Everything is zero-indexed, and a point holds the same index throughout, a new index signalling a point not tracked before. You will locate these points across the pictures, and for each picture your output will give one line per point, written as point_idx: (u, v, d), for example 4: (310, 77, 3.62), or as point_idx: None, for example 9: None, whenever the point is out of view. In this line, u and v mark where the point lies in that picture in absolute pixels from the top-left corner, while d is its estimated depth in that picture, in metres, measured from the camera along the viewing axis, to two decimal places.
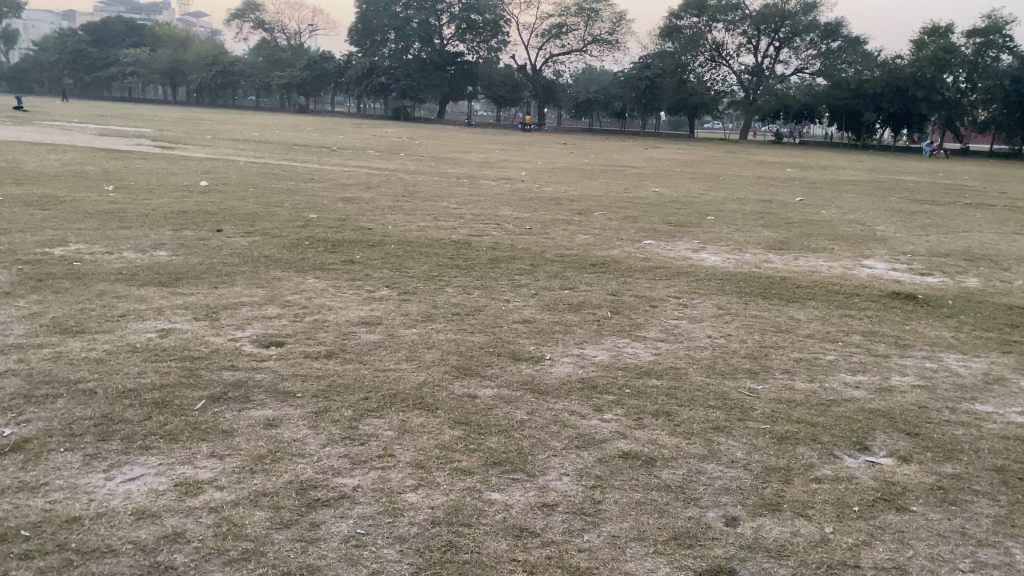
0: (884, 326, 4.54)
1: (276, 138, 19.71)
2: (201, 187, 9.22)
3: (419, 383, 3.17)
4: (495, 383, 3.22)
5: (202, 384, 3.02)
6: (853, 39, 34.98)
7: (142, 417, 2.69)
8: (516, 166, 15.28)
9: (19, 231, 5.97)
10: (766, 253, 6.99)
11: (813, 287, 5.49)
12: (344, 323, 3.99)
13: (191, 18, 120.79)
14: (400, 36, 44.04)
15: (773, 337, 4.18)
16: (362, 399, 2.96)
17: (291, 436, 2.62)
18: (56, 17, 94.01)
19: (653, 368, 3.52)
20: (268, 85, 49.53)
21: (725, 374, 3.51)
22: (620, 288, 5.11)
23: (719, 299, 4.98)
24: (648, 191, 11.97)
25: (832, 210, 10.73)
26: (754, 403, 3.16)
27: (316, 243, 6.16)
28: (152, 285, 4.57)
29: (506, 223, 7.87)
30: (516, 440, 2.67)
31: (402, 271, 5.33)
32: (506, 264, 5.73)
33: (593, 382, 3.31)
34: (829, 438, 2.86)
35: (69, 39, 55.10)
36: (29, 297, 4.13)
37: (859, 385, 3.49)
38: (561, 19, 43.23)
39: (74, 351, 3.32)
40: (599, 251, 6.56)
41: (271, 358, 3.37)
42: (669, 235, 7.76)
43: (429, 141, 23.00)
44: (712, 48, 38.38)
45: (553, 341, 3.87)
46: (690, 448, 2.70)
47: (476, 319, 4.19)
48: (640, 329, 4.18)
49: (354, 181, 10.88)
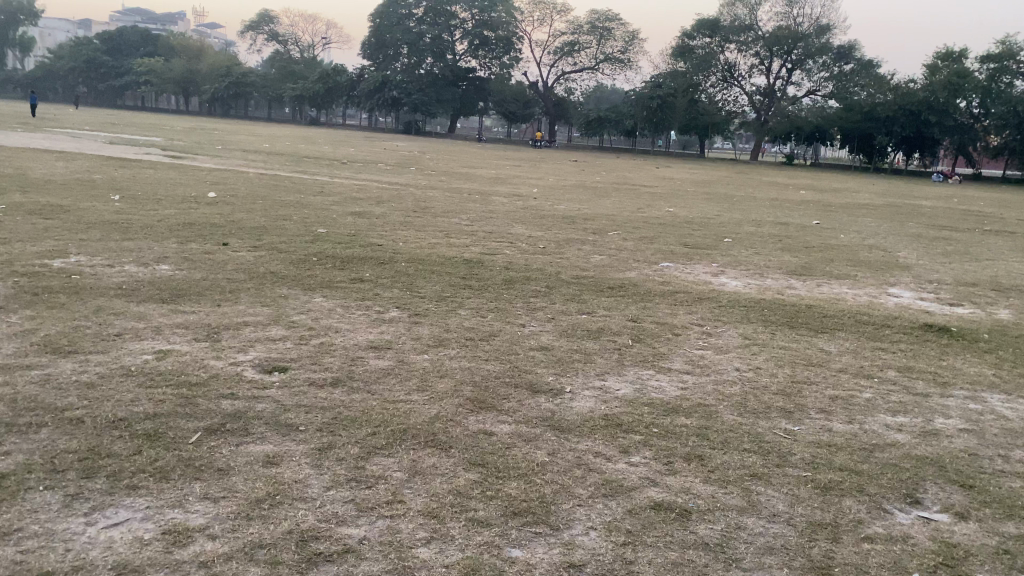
0: (920, 361, 4.30)
1: (287, 150, 19.57)
2: (209, 198, 9.06)
3: (433, 417, 2.94)
4: (511, 418, 2.99)
5: (199, 414, 2.81)
6: (865, 63, 34.77)
7: (130, 452, 2.47)
8: (528, 183, 15.11)
9: (20, 241, 5.78)
10: (788, 279, 6.77)
11: (841, 317, 5.25)
12: (353, 347, 3.77)
13: (208, 28, 122.09)
14: (413, 51, 44.21)
15: (804, 371, 3.95)
16: (370, 435, 2.74)
17: (292, 476, 2.41)
18: (72, 25, 95.28)
19: (681, 404, 3.30)
20: (280, 97, 49.59)
21: (757, 413, 3.28)
22: (640, 313, 4.89)
23: (744, 328, 4.75)
24: (662, 211, 11.79)
25: (851, 235, 10.50)
26: (792, 446, 2.94)
27: (324, 259, 5.96)
28: (152, 301, 4.38)
29: (519, 241, 7.68)
30: (539, 486, 2.45)
31: (413, 291, 5.12)
32: (521, 285, 5.51)
33: (616, 419, 3.08)
34: (876, 489, 2.63)
35: (83, 47, 55.27)
36: (23, 312, 3.93)
37: (900, 428, 3.25)
38: (573, 37, 43.25)
39: (64, 373, 3.12)
40: (617, 273, 6.36)
41: (274, 385, 3.16)
42: (687, 258, 7.53)
43: (441, 156, 22.87)
44: (724, 68, 38.10)
45: (573, 371, 3.64)
46: (727, 498, 2.48)
47: (491, 345, 3.97)
48: (664, 360, 3.95)
49: (364, 195, 10.70)
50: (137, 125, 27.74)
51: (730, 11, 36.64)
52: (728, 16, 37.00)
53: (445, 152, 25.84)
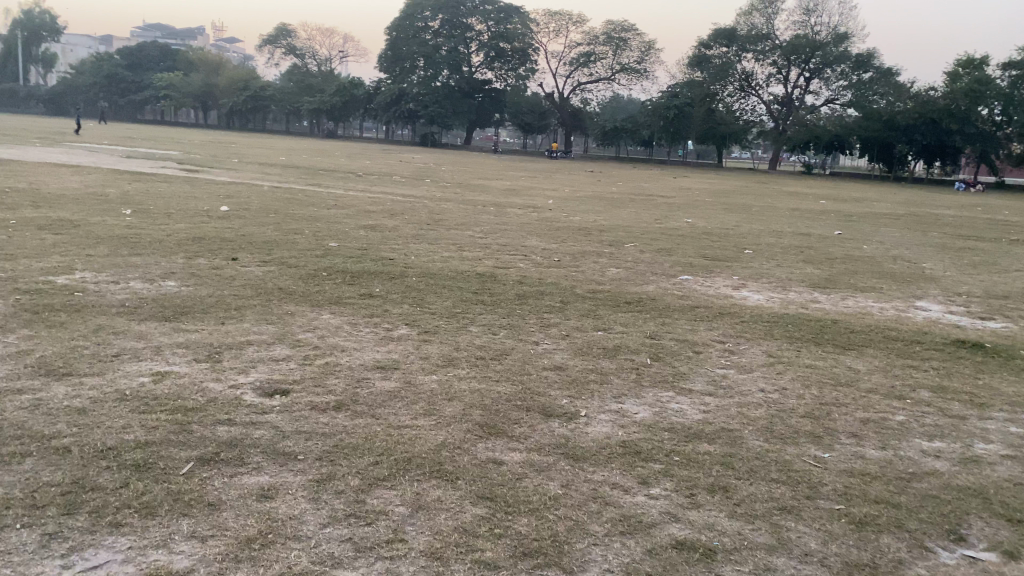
0: (953, 380, 4.09)
1: (303, 163, 19.54)
2: (222, 212, 8.99)
3: (439, 444, 2.78)
4: (523, 445, 2.82)
5: (191, 442, 2.65)
6: (885, 70, 34.18)
7: (116, 484, 2.33)
8: (544, 195, 14.94)
9: (26, 257, 5.70)
10: (812, 292, 6.56)
11: (869, 333, 5.04)
12: (358, 368, 3.63)
13: (228, 43, 123.48)
14: (429, 63, 43.99)
15: (833, 392, 3.75)
16: (372, 464, 2.58)
17: (286, 512, 2.25)
18: (93, 40, 96.50)
19: (703, 429, 3.12)
20: (298, 110, 49.85)
21: (784, 439, 3.10)
22: (659, 330, 4.71)
23: (768, 345, 4.56)
24: (680, 222, 11.58)
25: (874, 246, 10.26)
26: (822, 475, 2.76)
27: (334, 274, 5.83)
28: (154, 319, 4.25)
29: (534, 254, 7.51)
30: (551, 522, 2.28)
31: (423, 307, 4.97)
32: (535, 301, 5.35)
33: (635, 446, 2.90)
34: (916, 524, 2.44)
35: (104, 62, 55.71)
36: (20, 332, 3.81)
37: (939, 455, 3.05)
38: (589, 48, 43.16)
39: (55, 398, 2.98)
40: (634, 286, 6.19)
41: (275, 410, 3.01)
42: (706, 270, 7.35)
43: (456, 167, 22.76)
44: (741, 78, 37.73)
45: (590, 393, 3.46)
46: (755, 536, 2.30)
47: (502, 365, 3.81)
48: (684, 380, 3.77)
49: (378, 208, 10.57)
50: (155, 138, 27.87)
51: (748, 21, 36.35)
52: (745, 25, 36.75)
53: (460, 163, 25.76)
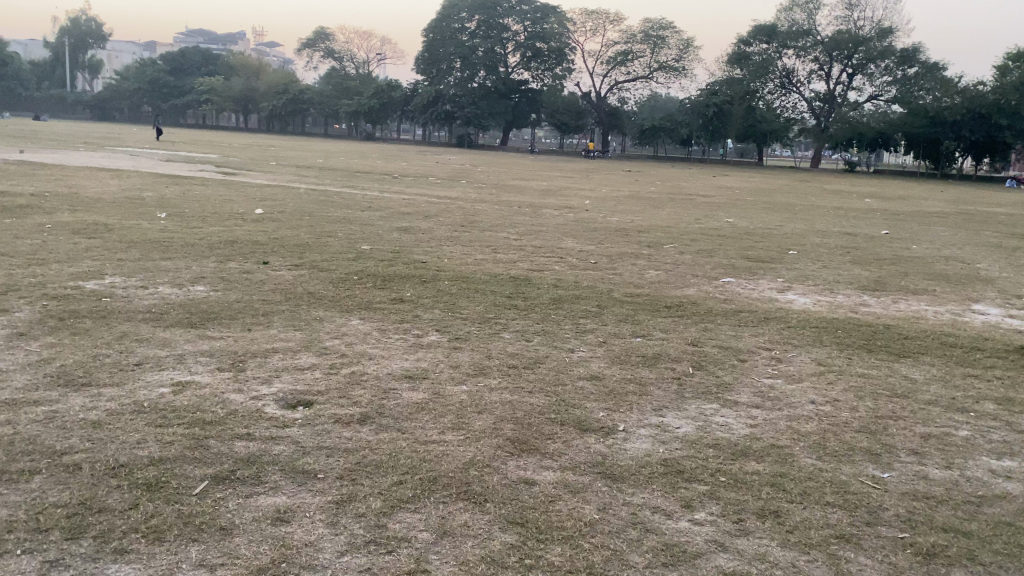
0: (1019, 392, 3.81)
1: (340, 165, 19.59)
2: (256, 215, 8.95)
3: (467, 462, 2.61)
4: (557, 464, 2.64)
5: (207, 459, 2.52)
6: (931, 65, 33.26)
7: (125, 505, 2.20)
8: (580, 195, 14.71)
9: (58, 262, 5.67)
10: (861, 295, 6.28)
11: (925, 339, 4.76)
12: (385, 377, 3.48)
13: (268, 48, 125.21)
14: (466, 64, 43.90)
15: (891, 404, 3.51)
16: (396, 484, 2.42)
17: (302, 539, 2.10)
18: (137, 47, 98.37)
19: (751, 446, 2.92)
20: (336, 113, 50.20)
21: (839, 457, 2.87)
22: (701, 337, 4.50)
23: (817, 352, 4.32)
24: (720, 221, 11.30)
25: (923, 245, 9.88)
26: (883, 498, 2.53)
27: (365, 278, 5.70)
28: (180, 325, 4.16)
29: (570, 256, 7.32)
30: (586, 552, 2.11)
31: (455, 312, 4.81)
32: (571, 305, 5.16)
33: (677, 465, 2.71)
34: (991, 557, 2.21)
35: (148, 68, 56.55)
36: (44, 340, 3.74)
37: (1010, 475, 2.80)
38: (626, 47, 42.70)
39: (71, 410, 2.87)
40: (674, 289, 5.97)
41: (296, 423, 2.87)
42: (749, 272, 7.09)
43: (491, 168, 22.59)
44: (782, 75, 37.03)
45: (628, 406, 3.26)
46: (812, 570, 2.10)
47: (536, 374, 3.63)
48: (729, 392, 3.56)
49: (413, 210, 10.46)
50: (195, 143, 28.17)
51: (789, 17, 35.70)
52: (785, 21, 36.13)
53: (497, 164, 25.64)
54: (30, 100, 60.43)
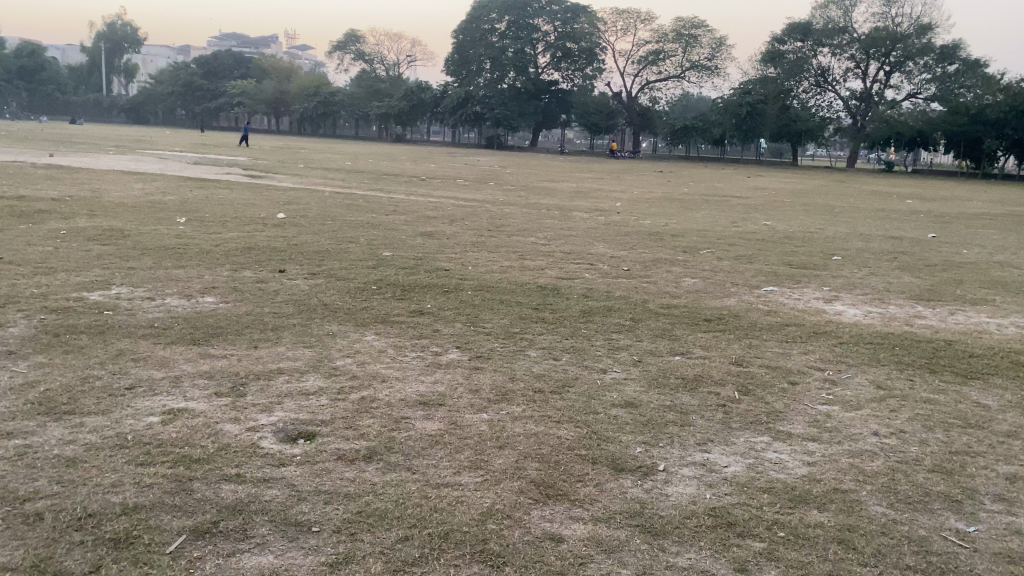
0: None
1: (368, 167, 19.27)
2: (276, 220, 8.70)
3: (485, 512, 2.27)
4: (587, 514, 2.29)
5: (188, 507, 2.21)
6: (972, 62, 32.34)
7: (86, 569, 1.91)
8: (611, 197, 14.23)
9: (66, 270, 5.44)
10: (915, 305, 5.84)
11: (993, 358, 4.31)
12: (398, 403, 3.15)
13: (303, 53, 126.32)
14: (496, 65, 43.61)
15: (967, 436, 3.11)
16: (401, 541, 2.09)
17: None
18: (171, 52, 99.59)
19: (812, 491, 2.54)
20: (367, 115, 50.17)
21: (913, 505, 2.48)
22: (746, 355, 4.10)
23: (875, 373, 3.92)
24: (757, 224, 10.83)
25: (973, 250, 9.34)
26: (974, 562, 2.15)
27: (384, 287, 5.40)
28: (182, 341, 3.88)
29: (600, 263, 6.94)
30: None
31: (477, 326, 4.47)
32: (602, 318, 4.80)
33: (727, 516, 2.34)
34: None
35: (182, 72, 57.10)
36: (34, 359, 3.48)
37: None
38: (658, 46, 42.09)
39: (47, 444, 2.58)
40: (713, 300, 5.59)
41: (294, 462, 2.55)
42: (792, 280, 6.67)
43: (522, 170, 22.16)
44: (817, 73, 36.25)
45: (668, 439, 2.90)
46: None
47: (563, 401, 3.27)
48: (782, 422, 3.17)
49: (438, 213, 10.13)
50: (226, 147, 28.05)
51: (824, 14, 34.97)
52: (821, 19, 35.31)
53: (527, 166, 25.26)
54: (68, 105, 61.28)
